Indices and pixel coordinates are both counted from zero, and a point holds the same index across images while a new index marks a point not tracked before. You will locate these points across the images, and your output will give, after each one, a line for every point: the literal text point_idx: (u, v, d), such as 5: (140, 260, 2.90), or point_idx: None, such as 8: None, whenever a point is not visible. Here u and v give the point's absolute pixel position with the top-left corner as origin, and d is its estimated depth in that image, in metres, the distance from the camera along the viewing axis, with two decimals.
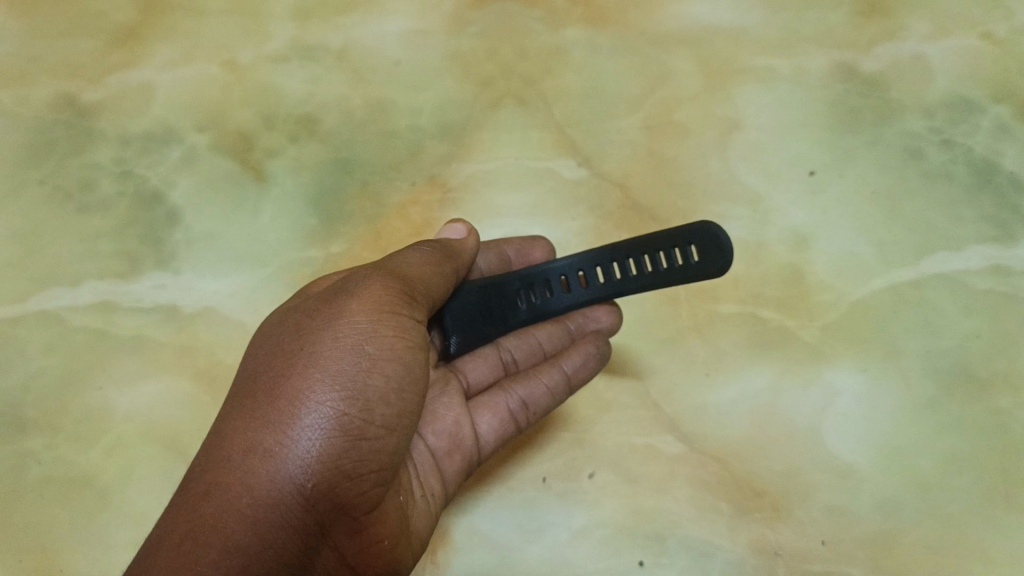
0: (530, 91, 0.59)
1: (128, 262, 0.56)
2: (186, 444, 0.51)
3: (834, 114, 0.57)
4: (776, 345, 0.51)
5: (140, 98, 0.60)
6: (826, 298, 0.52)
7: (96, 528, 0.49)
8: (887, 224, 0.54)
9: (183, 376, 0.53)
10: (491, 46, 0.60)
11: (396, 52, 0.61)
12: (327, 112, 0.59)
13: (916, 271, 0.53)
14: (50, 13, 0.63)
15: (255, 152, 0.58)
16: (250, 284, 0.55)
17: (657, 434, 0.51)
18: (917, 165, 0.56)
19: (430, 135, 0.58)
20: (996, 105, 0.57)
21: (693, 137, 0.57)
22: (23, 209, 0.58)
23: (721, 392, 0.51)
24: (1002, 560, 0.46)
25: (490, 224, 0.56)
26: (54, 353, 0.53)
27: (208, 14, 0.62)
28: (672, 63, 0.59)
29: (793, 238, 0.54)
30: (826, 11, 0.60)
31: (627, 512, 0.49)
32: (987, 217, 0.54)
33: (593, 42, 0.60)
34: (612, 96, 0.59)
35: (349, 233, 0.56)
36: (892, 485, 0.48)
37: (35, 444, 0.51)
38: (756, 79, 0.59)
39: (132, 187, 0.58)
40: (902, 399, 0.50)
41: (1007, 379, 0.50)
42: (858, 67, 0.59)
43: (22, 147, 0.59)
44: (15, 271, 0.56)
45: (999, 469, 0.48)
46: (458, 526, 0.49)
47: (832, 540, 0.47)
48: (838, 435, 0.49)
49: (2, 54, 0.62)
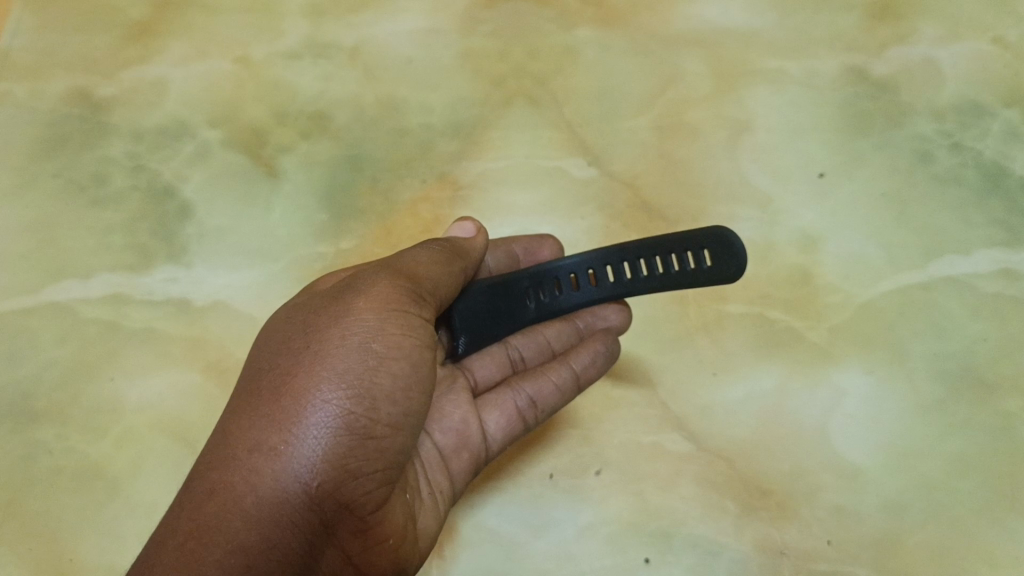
0: (541, 91, 0.60)
1: (140, 255, 0.56)
2: (196, 436, 0.51)
3: (844, 117, 0.57)
4: (784, 345, 0.52)
5: (154, 93, 0.61)
6: (834, 300, 0.52)
7: (105, 518, 0.50)
8: (896, 226, 0.54)
9: (193, 369, 0.53)
10: (502, 45, 0.61)
11: (408, 51, 0.61)
12: (339, 109, 0.60)
13: (925, 274, 0.53)
14: (66, 9, 0.64)
15: (266, 149, 0.59)
16: (260, 278, 0.55)
17: (664, 432, 0.51)
18: (927, 168, 0.56)
19: (441, 133, 0.59)
20: (1007, 109, 0.57)
21: (703, 138, 0.57)
22: (36, 201, 0.58)
23: (729, 392, 0.51)
24: (1009, 562, 0.46)
25: (500, 222, 0.57)
26: (65, 344, 0.54)
27: (224, 12, 0.63)
28: (682, 64, 0.59)
29: (802, 239, 0.54)
30: (835, 16, 0.60)
31: (634, 510, 0.49)
32: (996, 221, 0.54)
33: (604, 43, 0.61)
34: (622, 96, 0.59)
35: (359, 229, 0.56)
36: (899, 486, 0.48)
37: (45, 434, 0.52)
38: (766, 81, 0.59)
39: (145, 181, 0.59)
40: (910, 401, 0.50)
41: (1015, 383, 0.50)
42: (868, 70, 0.59)
43: (35, 140, 0.60)
44: (29, 261, 0.56)
45: (1006, 472, 0.48)
46: (465, 521, 0.50)
47: (838, 541, 0.47)
48: (845, 435, 0.49)
49: (16, 48, 0.62)
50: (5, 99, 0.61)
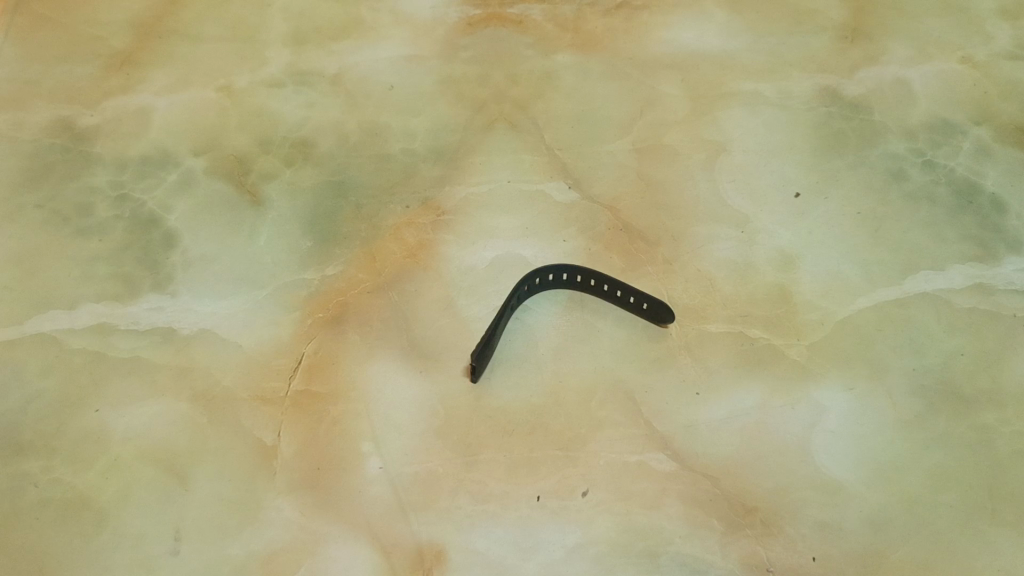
0: (518, 117, 0.90)
1: (125, 292, 0.78)
2: (179, 464, 0.69)
3: (822, 145, 0.89)
4: (768, 365, 0.75)
5: (140, 119, 0.89)
6: (814, 318, 0.78)
7: (94, 544, 0.65)
8: (871, 247, 0.82)
9: (180, 398, 0.72)
10: (485, 72, 0.94)
11: (390, 78, 0.93)
12: (321, 134, 0.89)
13: (899, 291, 0.80)
14: (52, 54, 0.94)
15: (256, 177, 0.86)
16: (246, 307, 0.77)
17: (651, 452, 0.70)
18: (901, 188, 0.86)
19: (424, 159, 0.87)
20: (978, 129, 0.91)
21: (683, 157, 0.88)
22: (33, 263, 0.80)
23: (715, 409, 0.72)
24: (968, 562, 0.66)
25: (485, 246, 0.81)
26: (53, 378, 0.73)
27: (223, 43, 0.96)
28: (663, 90, 0.93)
29: (783, 257, 0.81)
30: (771, 57, 0.96)
31: (620, 532, 0.66)
32: (963, 238, 0.83)
33: (585, 67, 0.95)
34: (603, 121, 0.91)
35: (343, 254, 0.81)
36: (877, 496, 0.69)
37: (35, 468, 0.69)
38: (740, 99, 0.93)
39: (129, 215, 0.83)
40: (883, 408, 0.73)
41: (979, 389, 0.74)
42: (840, 88, 0.94)
43: (36, 216, 0.82)
44: (27, 335, 0.75)
45: (971, 475, 0.70)
46: (457, 547, 0.65)
47: (821, 556, 0.66)
48: (823, 444, 0.71)
49: (7, 86, 0.91)
50: (8, 151, 0.86)
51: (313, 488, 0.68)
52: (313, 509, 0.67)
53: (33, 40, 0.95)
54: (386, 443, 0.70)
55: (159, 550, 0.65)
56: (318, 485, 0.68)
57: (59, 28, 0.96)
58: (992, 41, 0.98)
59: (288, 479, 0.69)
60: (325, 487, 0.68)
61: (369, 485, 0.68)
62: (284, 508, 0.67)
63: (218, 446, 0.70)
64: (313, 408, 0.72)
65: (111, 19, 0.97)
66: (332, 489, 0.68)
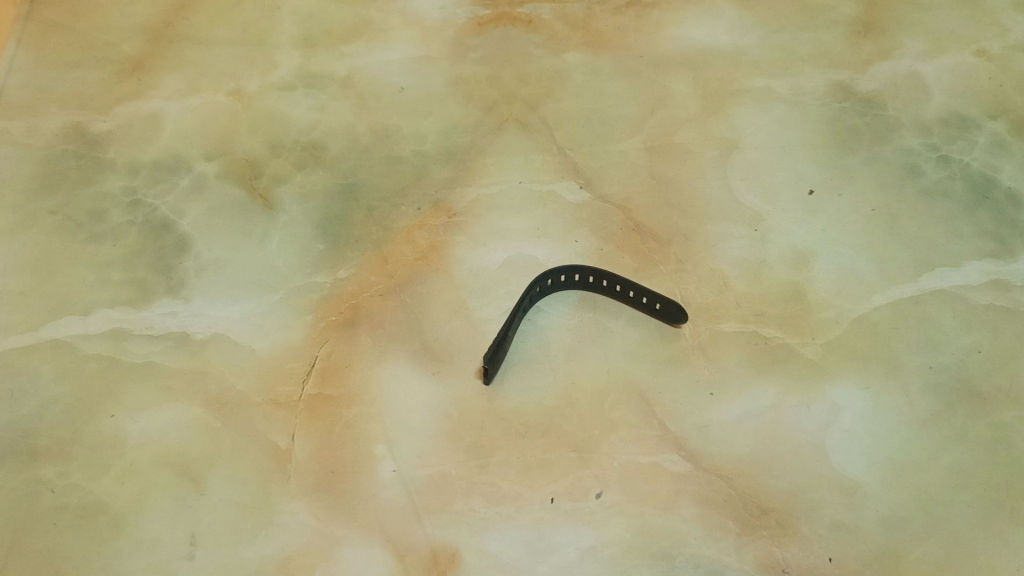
0: (528, 117, 0.90)
1: (139, 297, 0.78)
2: (194, 468, 0.69)
3: (835, 142, 0.88)
4: (783, 364, 0.74)
5: (152, 124, 0.90)
6: (829, 317, 0.77)
7: (110, 549, 0.66)
8: (885, 244, 0.82)
9: (194, 403, 0.73)
10: (495, 73, 0.94)
11: (400, 79, 0.93)
12: (331, 137, 0.89)
13: (914, 288, 0.79)
14: (65, 61, 0.95)
15: (267, 180, 0.86)
16: (259, 311, 0.78)
17: (665, 454, 0.70)
18: (915, 184, 0.86)
19: (434, 161, 0.87)
20: (993, 123, 0.90)
21: (695, 155, 0.88)
22: (48, 270, 0.80)
23: (730, 409, 0.72)
24: (985, 562, 0.65)
25: (497, 248, 0.81)
26: (69, 385, 0.73)
27: (234, 47, 0.96)
28: (674, 89, 0.93)
29: (796, 256, 0.81)
30: (782, 54, 0.95)
31: (634, 534, 0.66)
32: (979, 233, 0.82)
33: (596, 66, 0.95)
34: (613, 120, 0.90)
35: (354, 256, 0.81)
36: (893, 496, 0.68)
37: (51, 474, 0.69)
38: (752, 97, 0.92)
39: (142, 221, 0.83)
40: (899, 407, 0.72)
41: (997, 386, 0.73)
42: (852, 83, 0.93)
43: (51, 223, 0.83)
44: (43, 341, 0.76)
45: (988, 474, 0.69)
46: (471, 549, 0.66)
47: (836, 556, 0.65)
48: (838, 443, 0.71)
49: (21, 94, 0.92)
50: (23, 158, 0.87)
51: (327, 491, 0.68)
52: (326, 513, 0.67)
53: (46, 46, 0.96)
54: (399, 446, 0.70)
55: (174, 555, 0.66)
56: (331, 489, 0.68)
57: (71, 35, 0.97)
58: (1007, 34, 0.97)
59: (302, 483, 0.69)
60: (338, 491, 0.68)
61: (382, 488, 0.68)
62: (298, 512, 0.67)
63: (232, 450, 0.70)
64: (326, 412, 0.72)
65: (123, 25, 0.98)
66: (346, 492, 0.68)
